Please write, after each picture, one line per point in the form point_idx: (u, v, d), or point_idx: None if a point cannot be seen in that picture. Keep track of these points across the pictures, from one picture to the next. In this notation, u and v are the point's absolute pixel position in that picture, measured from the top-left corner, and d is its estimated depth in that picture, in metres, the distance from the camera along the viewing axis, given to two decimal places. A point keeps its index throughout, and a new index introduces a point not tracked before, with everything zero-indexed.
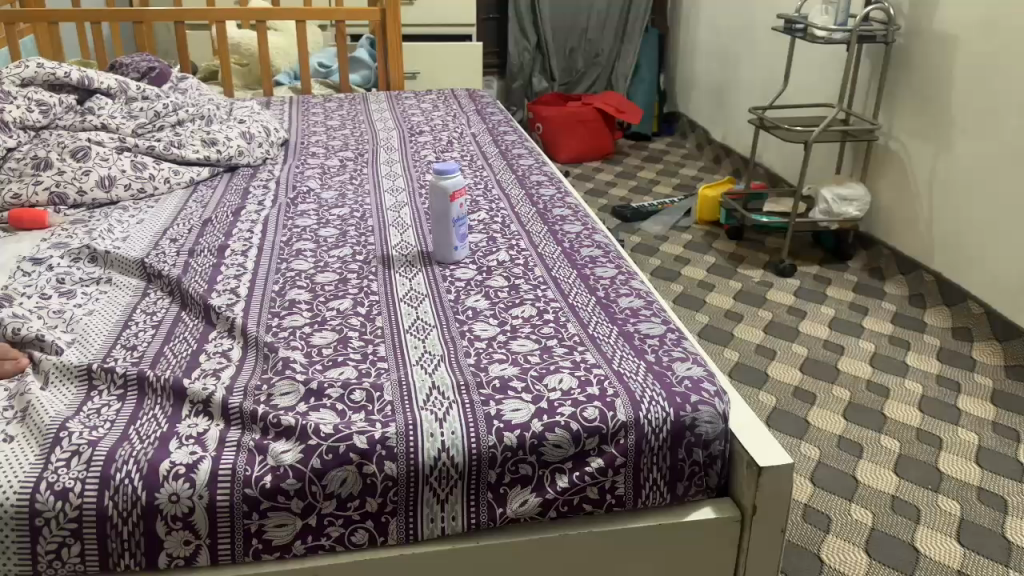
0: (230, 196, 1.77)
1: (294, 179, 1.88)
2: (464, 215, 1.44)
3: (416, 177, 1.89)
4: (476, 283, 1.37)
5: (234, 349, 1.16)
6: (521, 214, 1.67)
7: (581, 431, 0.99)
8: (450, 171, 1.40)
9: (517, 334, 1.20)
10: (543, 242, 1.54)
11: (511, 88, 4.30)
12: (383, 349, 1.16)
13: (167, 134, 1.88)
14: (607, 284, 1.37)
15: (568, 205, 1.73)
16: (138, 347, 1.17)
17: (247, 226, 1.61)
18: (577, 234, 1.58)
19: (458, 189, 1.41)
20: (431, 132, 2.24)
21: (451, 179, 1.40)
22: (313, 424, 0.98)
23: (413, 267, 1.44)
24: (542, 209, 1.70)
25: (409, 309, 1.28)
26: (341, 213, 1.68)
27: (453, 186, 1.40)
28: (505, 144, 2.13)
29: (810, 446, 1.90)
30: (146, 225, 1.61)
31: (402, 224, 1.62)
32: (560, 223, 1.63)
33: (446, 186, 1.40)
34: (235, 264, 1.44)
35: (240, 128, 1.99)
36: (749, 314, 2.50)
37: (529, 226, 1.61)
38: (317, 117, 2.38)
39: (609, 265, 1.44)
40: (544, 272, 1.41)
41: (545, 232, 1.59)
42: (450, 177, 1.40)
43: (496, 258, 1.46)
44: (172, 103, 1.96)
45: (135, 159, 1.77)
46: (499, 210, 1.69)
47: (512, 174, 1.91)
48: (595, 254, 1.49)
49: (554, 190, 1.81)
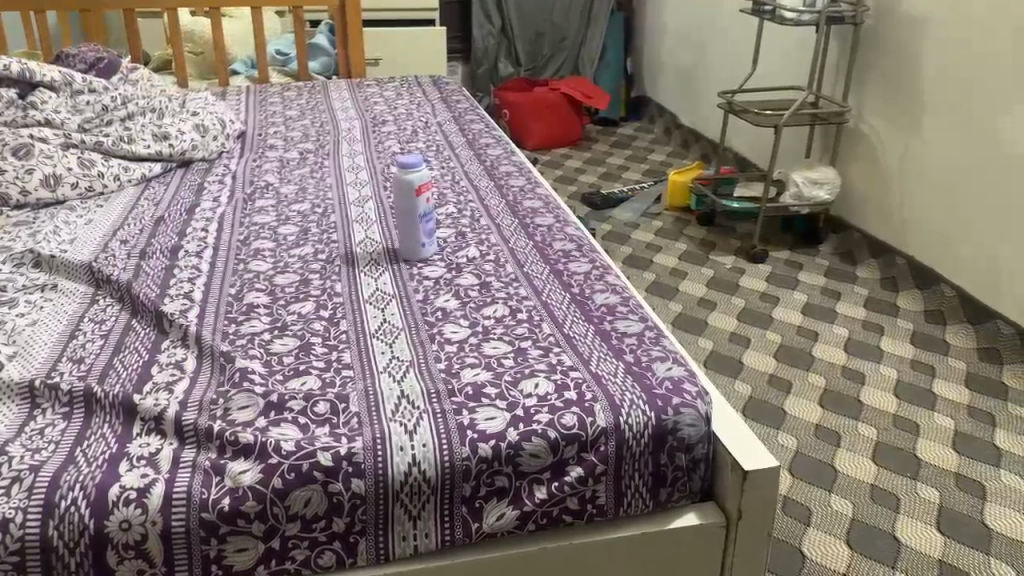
0: (184, 194, 1.69)
1: (252, 174, 1.80)
2: (430, 211, 1.38)
3: (379, 169, 1.83)
4: (445, 281, 1.31)
5: (189, 360, 1.10)
6: (491, 207, 1.62)
7: (559, 438, 0.94)
8: (415, 165, 1.35)
9: (489, 335, 1.15)
10: (514, 236, 1.48)
11: (477, 74, 4.22)
12: (348, 355, 1.10)
13: (116, 128, 1.78)
14: (581, 279, 1.32)
15: (539, 197, 1.68)
16: (85, 359, 1.10)
17: (202, 225, 1.53)
18: (550, 227, 1.53)
19: (424, 184, 1.36)
20: (395, 121, 2.17)
21: (417, 173, 1.35)
22: (273, 441, 0.91)
23: (378, 265, 1.38)
24: (512, 201, 1.65)
25: (375, 311, 1.22)
26: (302, 209, 1.61)
27: (418, 180, 1.34)
28: (472, 133, 2.07)
29: (787, 436, 1.87)
30: (94, 226, 1.53)
31: (366, 220, 1.55)
32: (531, 217, 1.58)
33: (412, 181, 1.34)
34: (190, 266, 1.36)
35: (194, 121, 1.90)
36: (723, 302, 2.47)
37: (499, 220, 1.56)
38: (275, 107, 2.30)
39: (584, 259, 1.39)
40: (516, 268, 1.35)
41: (516, 226, 1.53)
42: (415, 171, 1.35)
43: (466, 254, 1.41)
44: (121, 96, 1.85)
45: (82, 156, 1.67)
46: (468, 204, 1.63)
47: (480, 164, 1.85)
48: (568, 248, 1.44)
49: (524, 182, 1.76)
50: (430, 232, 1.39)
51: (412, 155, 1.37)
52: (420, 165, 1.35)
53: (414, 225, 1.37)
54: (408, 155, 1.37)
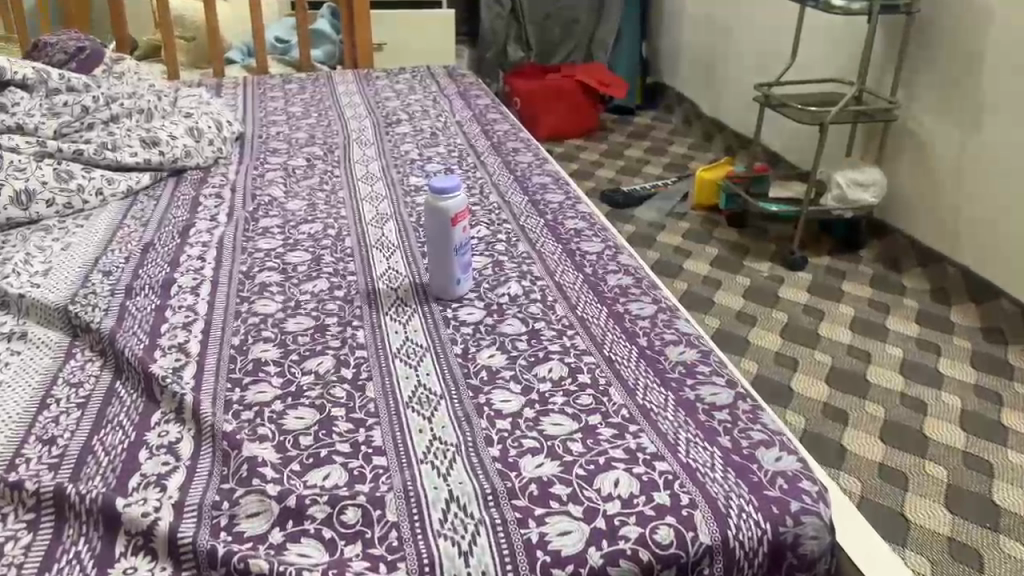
0: (177, 210, 1.48)
1: (253, 185, 1.59)
2: (467, 240, 1.17)
3: (397, 179, 1.62)
4: (486, 329, 1.11)
5: (184, 442, 0.90)
6: (528, 229, 1.42)
7: (653, 561, 0.74)
8: (450, 190, 1.13)
9: (549, 407, 0.95)
10: (561, 268, 1.28)
11: (485, 59, 3.99)
12: (379, 436, 0.90)
13: (98, 133, 1.56)
14: (647, 326, 1.12)
15: (582, 217, 1.47)
16: (57, 441, 0.91)
17: (197, 252, 1.32)
18: (599, 256, 1.33)
19: (460, 211, 1.14)
20: (410, 121, 1.96)
21: (452, 200, 1.13)
22: (294, 571, 0.72)
23: (406, 307, 1.18)
24: (552, 221, 1.45)
25: (407, 371, 1.02)
26: (312, 232, 1.40)
27: (454, 209, 1.13)
28: (497, 135, 1.87)
29: (849, 479, 1.69)
30: (73, 253, 1.33)
31: (387, 246, 1.35)
32: (577, 242, 1.38)
33: (446, 209, 1.13)
34: (184, 307, 1.16)
35: (187, 124, 1.68)
36: (763, 316, 2.28)
37: (541, 247, 1.35)
38: (274, 103, 2.08)
39: (646, 299, 1.19)
40: (571, 313, 1.15)
41: (561, 254, 1.33)
42: (450, 196, 1.13)
43: (507, 291, 1.21)
44: (104, 95, 1.63)
45: (59, 168, 1.46)
46: (502, 224, 1.43)
47: (510, 175, 1.64)
48: (625, 284, 1.24)
49: (562, 197, 1.55)
50: (467, 264, 1.19)
51: (446, 175, 1.15)
52: (456, 189, 1.14)
53: (447, 258, 1.17)
54: (440, 175, 1.15)
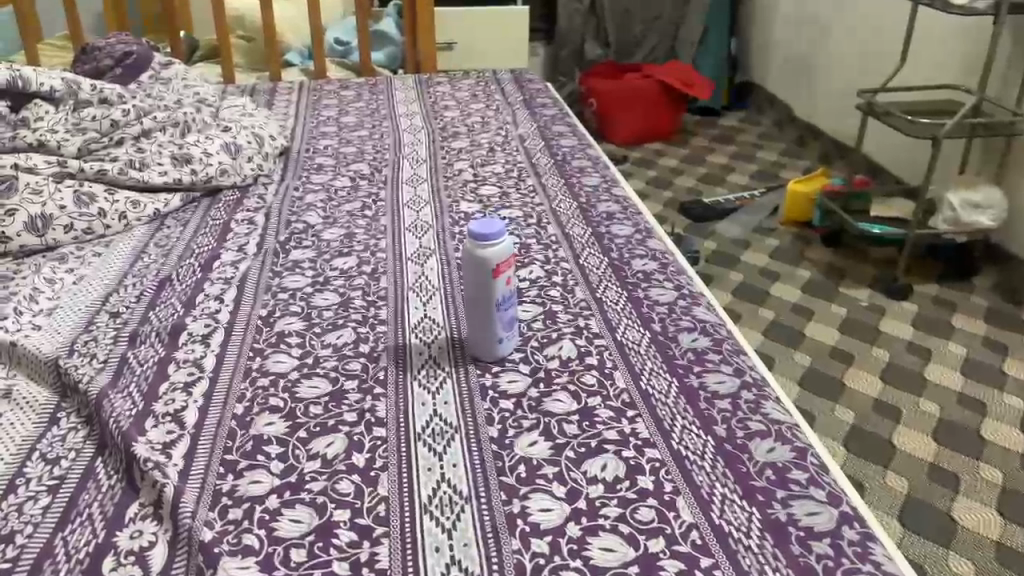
0: (203, 237, 1.35)
1: (290, 208, 1.45)
2: (512, 294, 1.00)
3: (447, 204, 1.46)
4: (530, 404, 0.93)
5: (158, 550, 0.76)
6: (589, 271, 1.23)
7: None
8: (494, 236, 0.96)
9: (599, 522, 0.76)
10: (624, 324, 1.09)
11: (561, 57, 3.80)
12: (387, 555, 0.74)
13: (126, 150, 1.45)
14: (728, 408, 0.92)
15: (654, 256, 1.28)
16: (14, 539, 0.77)
17: (216, 291, 1.18)
18: (671, 308, 1.13)
19: (505, 261, 0.97)
20: (468, 134, 1.79)
21: (496, 248, 0.96)
22: None
23: (438, 370, 1.01)
24: (617, 261, 1.26)
25: (429, 458, 0.86)
26: (344, 268, 1.25)
27: (497, 259, 0.96)
28: (562, 151, 1.69)
29: (959, 559, 1.50)
30: (84, 287, 1.20)
31: (426, 290, 1.18)
32: (646, 288, 1.18)
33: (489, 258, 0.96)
34: (189, 362, 1.02)
35: (223, 138, 1.55)
36: (860, 354, 2.08)
37: (603, 294, 1.17)
38: (326, 111, 1.94)
39: (726, 369, 0.99)
40: (633, 386, 0.96)
41: (626, 305, 1.14)
42: (493, 244, 0.96)
43: (557, 352, 1.03)
44: (136, 108, 1.52)
45: (80, 190, 1.35)
46: (559, 263, 1.25)
47: (573, 201, 1.46)
48: (702, 346, 1.04)
49: (631, 230, 1.36)
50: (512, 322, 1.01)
51: (488, 219, 0.98)
52: (499, 234, 0.97)
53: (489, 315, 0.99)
54: (481, 219, 0.98)
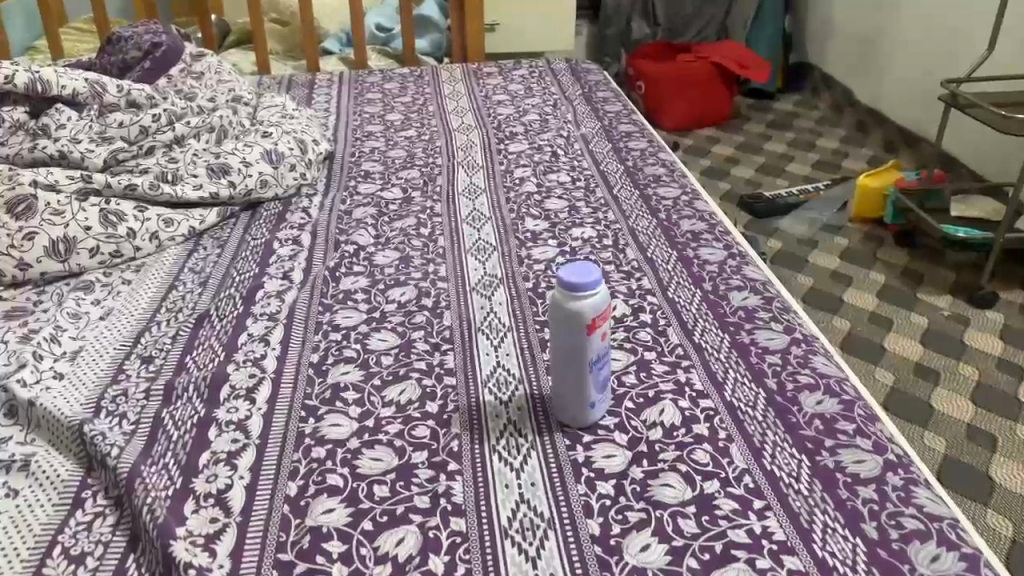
0: (243, 260, 1.21)
1: (338, 224, 1.31)
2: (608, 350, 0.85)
3: (511, 221, 1.30)
4: (634, 489, 0.79)
5: None
6: (682, 307, 1.08)
7: None
8: (590, 286, 0.81)
9: None
10: (731, 379, 0.94)
11: (606, 37, 3.60)
12: None
13: (156, 160, 1.32)
14: (873, 500, 0.78)
15: (753, 288, 1.12)
16: None
17: (260, 330, 1.05)
18: (784, 357, 0.98)
19: (602, 314, 0.82)
20: (527, 135, 1.63)
21: (592, 299, 0.81)
22: None
23: (520, 438, 0.86)
24: (712, 294, 1.11)
25: (522, 566, 0.72)
26: (401, 300, 1.11)
27: (594, 313, 0.81)
28: (631, 156, 1.53)
29: None
30: (112, 324, 1.08)
31: (496, 330, 1.04)
32: (751, 330, 1.03)
33: (584, 312, 0.81)
34: (233, 425, 0.89)
35: (262, 144, 1.40)
36: (947, 371, 1.91)
37: (702, 339, 1.01)
38: (370, 107, 1.79)
39: (864, 443, 0.84)
40: (754, 466, 0.82)
41: (731, 353, 0.99)
42: (589, 295, 0.81)
43: (658, 415, 0.88)
44: (167, 111, 1.38)
45: (106, 208, 1.21)
46: (646, 297, 1.10)
47: (653, 218, 1.30)
48: (828, 410, 0.89)
49: (723, 253, 1.20)
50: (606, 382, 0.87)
51: (579, 264, 0.83)
52: (596, 283, 0.81)
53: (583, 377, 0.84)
54: (571, 264, 0.83)
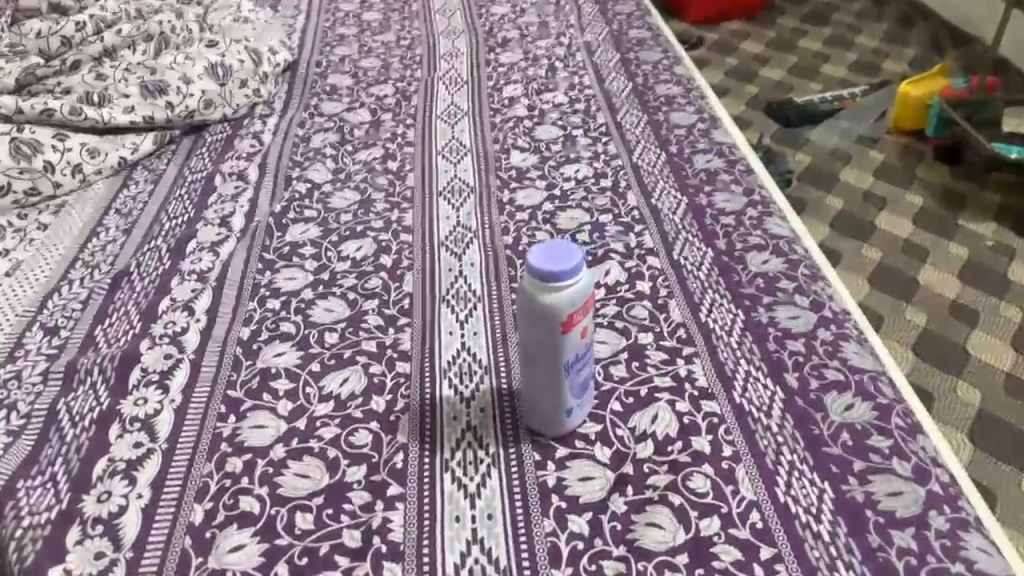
0: (178, 200, 1.04)
1: (292, 155, 1.12)
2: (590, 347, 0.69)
3: (493, 156, 1.12)
4: (614, 528, 0.64)
5: None
6: (688, 273, 0.90)
7: None
8: (568, 275, 0.64)
9: None
10: (743, 373, 0.78)
11: None
12: None
13: (82, 77, 1.13)
14: (910, 553, 0.62)
15: (774, 248, 0.94)
16: None
17: (185, 294, 0.89)
18: (809, 345, 0.81)
19: (582, 307, 0.65)
20: (521, 41, 1.41)
21: (570, 290, 0.64)
22: None
23: (479, 450, 0.70)
24: (725, 256, 0.93)
25: None
26: (356, 258, 0.94)
27: (569, 308, 0.64)
28: (641, 71, 1.31)
29: None
30: (18, 280, 0.92)
31: (463, 300, 0.87)
32: (769, 306, 0.86)
33: (560, 306, 0.64)
34: (138, 423, 0.74)
35: (207, 55, 1.20)
36: (987, 311, 1.72)
37: (710, 316, 0.84)
38: (345, 4, 1.56)
39: (902, 471, 0.69)
40: (765, 499, 0.66)
41: (745, 337, 0.82)
42: (566, 285, 0.64)
43: (649, 423, 0.72)
44: (94, 17, 1.20)
45: (18, 136, 1.03)
46: (646, 259, 0.92)
47: (661, 154, 1.11)
48: (859, 420, 0.73)
49: (742, 201, 1.02)
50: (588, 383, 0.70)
51: (553, 244, 0.65)
52: (576, 270, 0.64)
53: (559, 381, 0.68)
54: (541, 245, 0.65)
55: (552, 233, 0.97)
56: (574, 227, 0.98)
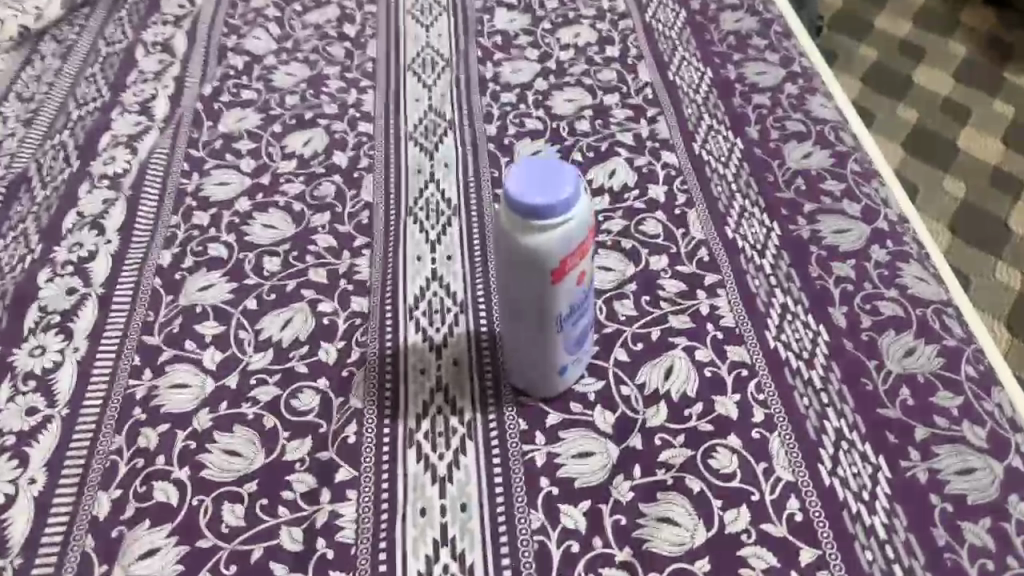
0: (89, 79, 0.86)
1: (227, 18, 0.92)
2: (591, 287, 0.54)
3: (474, 16, 0.92)
4: (617, 523, 0.51)
5: None
6: (711, 174, 0.74)
7: None
8: (563, 207, 0.47)
9: None
10: (778, 308, 0.63)
11: None
12: None
13: None
14: (986, 554, 0.50)
15: (816, 139, 0.76)
16: None
17: (94, 206, 0.73)
18: (859, 268, 0.66)
19: (580, 243, 0.50)
20: None
21: (566, 224, 0.48)
22: None
23: (452, 418, 0.57)
24: (756, 150, 0.76)
25: None
26: (304, 157, 0.77)
27: (560, 253, 0.49)
28: None
29: None
30: None
31: (434, 213, 0.71)
32: (810, 217, 0.70)
33: (553, 247, 0.49)
34: (33, 381, 0.61)
35: None
36: None
37: (737, 232, 0.69)
38: None
39: (976, 440, 0.55)
40: (805, 480, 0.53)
41: (780, 258, 0.66)
42: (559, 220, 0.48)
43: (662, 379, 0.58)
44: None
45: None
46: (658, 156, 0.75)
47: (679, 12, 0.91)
48: (923, 370, 0.59)
49: (777, 75, 0.83)
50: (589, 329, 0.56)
51: (537, 161, 0.49)
52: (572, 199, 0.48)
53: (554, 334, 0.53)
54: (521, 164, 0.49)
55: (544, 120, 0.80)
56: (572, 111, 0.81)
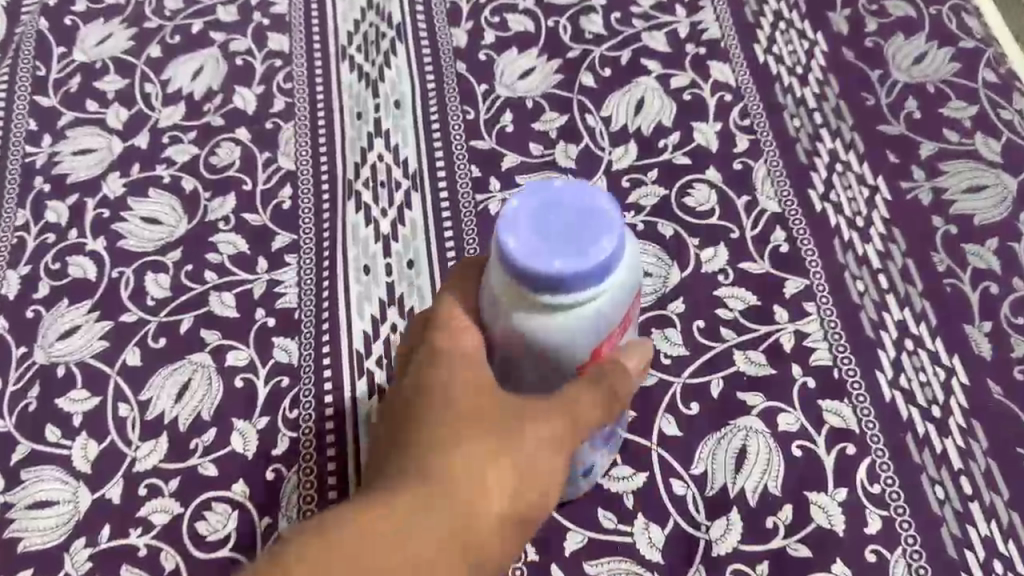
0: None
1: None
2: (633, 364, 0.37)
3: None
4: None
5: None
6: (783, 98, 0.51)
7: None
8: (601, 270, 0.29)
9: None
10: (893, 332, 0.43)
11: None
12: None
13: None
14: None
15: (931, 30, 0.53)
16: None
17: None
18: (1006, 253, 0.45)
19: (625, 307, 0.32)
20: None
21: (603, 292, 0.30)
22: None
23: None
24: (846, 52, 0.52)
25: None
26: (196, 98, 0.54)
27: (593, 334, 0.31)
28: None
29: None
30: None
31: (386, 188, 0.49)
32: (930, 165, 0.48)
33: (587, 325, 0.31)
34: None
35: None
36: None
37: (825, 198, 0.47)
38: None
39: None
40: None
41: (890, 242, 0.46)
42: (595, 290, 0.30)
43: (730, 468, 0.40)
44: None
45: None
46: (704, 71, 0.52)
47: None
48: None
49: None
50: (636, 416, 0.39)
51: (552, 199, 0.30)
52: (614, 258, 0.30)
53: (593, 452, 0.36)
54: (527, 202, 0.30)
55: (535, 15, 0.55)
56: None
